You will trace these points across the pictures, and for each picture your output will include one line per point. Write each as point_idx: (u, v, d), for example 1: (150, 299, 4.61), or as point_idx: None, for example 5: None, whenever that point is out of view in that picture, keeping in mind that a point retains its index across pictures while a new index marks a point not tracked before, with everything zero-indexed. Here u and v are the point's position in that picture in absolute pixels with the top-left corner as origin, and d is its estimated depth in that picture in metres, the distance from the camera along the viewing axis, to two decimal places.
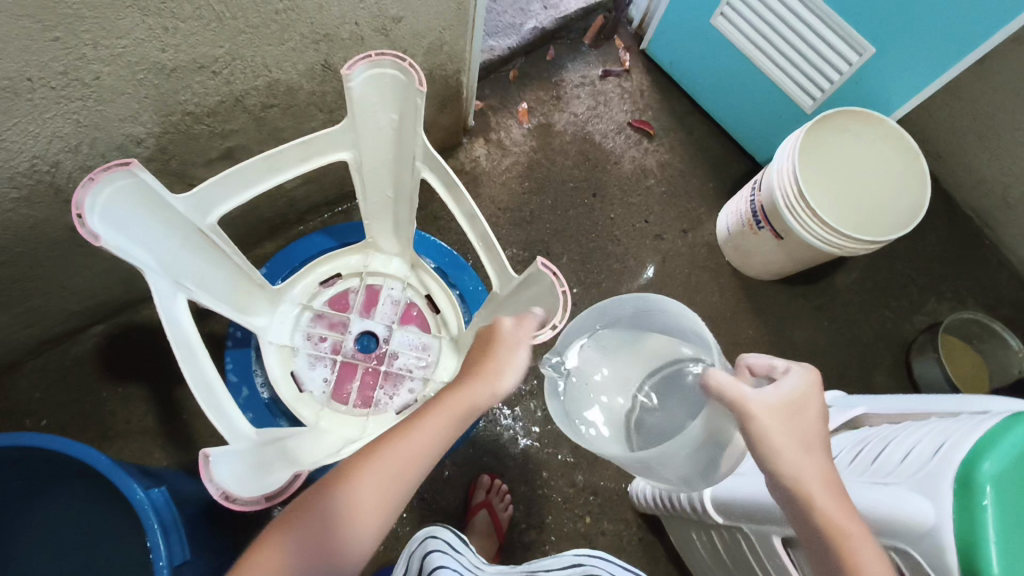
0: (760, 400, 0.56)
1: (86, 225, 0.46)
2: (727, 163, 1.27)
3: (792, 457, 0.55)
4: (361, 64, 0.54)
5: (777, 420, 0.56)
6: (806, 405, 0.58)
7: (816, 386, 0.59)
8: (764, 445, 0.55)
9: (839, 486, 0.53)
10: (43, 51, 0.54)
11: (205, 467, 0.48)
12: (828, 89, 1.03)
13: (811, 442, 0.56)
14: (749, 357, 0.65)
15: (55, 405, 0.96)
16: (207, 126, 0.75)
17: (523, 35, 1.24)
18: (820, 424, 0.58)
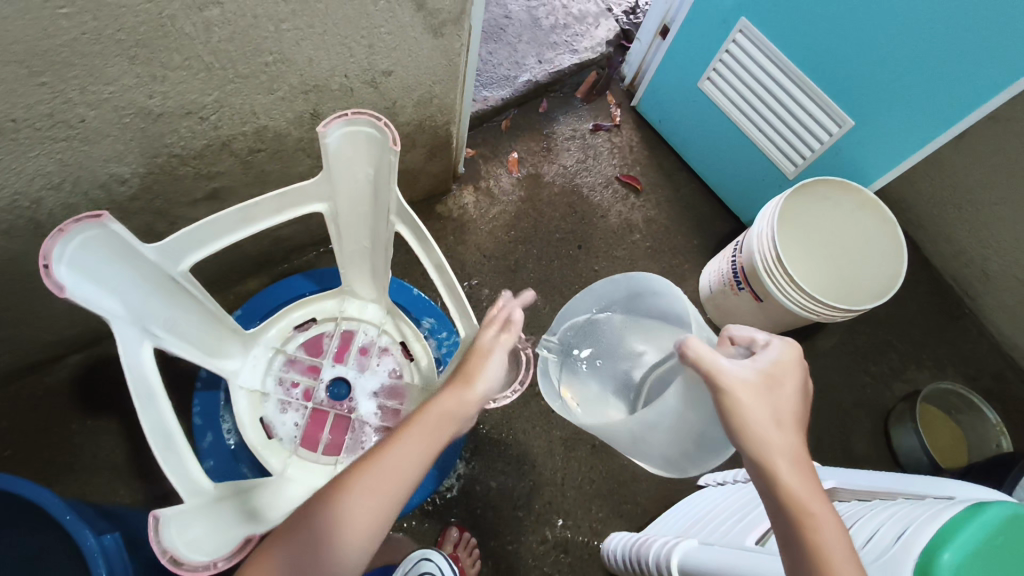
0: (735, 371, 0.54)
1: (52, 276, 0.46)
2: (712, 221, 1.29)
3: (763, 428, 0.53)
4: (336, 123, 0.55)
5: (752, 390, 0.54)
6: (786, 377, 0.57)
7: (798, 360, 0.58)
8: (735, 418, 0.53)
9: (807, 464, 0.53)
10: (29, 95, 0.55)
11: (152, 528, 0.46)
12: (809, 156, 1.06)
13: (783, 417, 0.54)
14: (732, 328, 0.65)
15: (21, 436, 0.94)
16: (193, 168, 0.76)
17: (517, 87, 1.27)
18: (799, 400, 0.56)
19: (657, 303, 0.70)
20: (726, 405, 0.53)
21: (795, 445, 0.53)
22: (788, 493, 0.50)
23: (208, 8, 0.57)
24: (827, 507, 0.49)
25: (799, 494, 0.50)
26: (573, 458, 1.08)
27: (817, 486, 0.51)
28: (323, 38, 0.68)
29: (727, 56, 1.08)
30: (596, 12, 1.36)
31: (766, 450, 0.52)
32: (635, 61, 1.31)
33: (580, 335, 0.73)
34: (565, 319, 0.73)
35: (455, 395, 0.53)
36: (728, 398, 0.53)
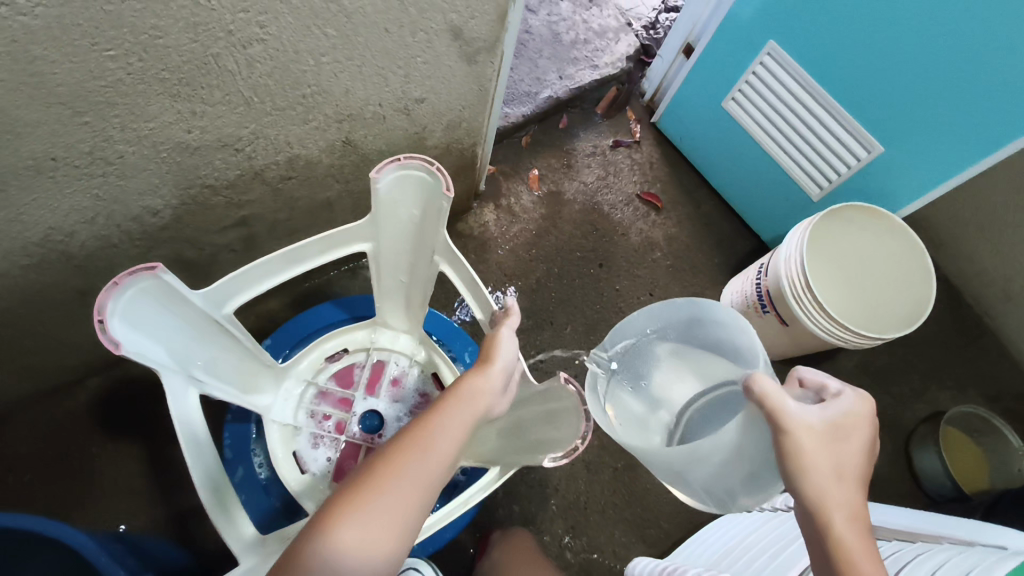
0: (808, 422, 0.52)
1: (107, 331, 0.46)
2: (733, 239, 1.29)
3: (824, 478, 0.53)
4: (389, 168, 0.56)
5: (819, 440, 0.53)
6: (852, 430, 0.56)
7: (869, 416, 0.57)
8: (797, 464, 0.52)
9: (863, 520, 0.53)
10: (70, 134, 0.54)
11: None
12: (836, 180, 1.05)
13: (845, 471, 0.54)
14: (802, 369, 0.63)
15: (42, 460, 0.94)
16: (224, 198, 0.75)
17: (538, 103, 1.26)
18: (863, 450, 0.56)
19: (721, 335, 0.63)
20: (792, 451, 0.52)
21: (851, 496, 0.54)
22: (833, 542, 0.52)
23: (251, 45, 0.56)
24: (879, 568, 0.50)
25: (852, 548, 0.51)
26: (596, 481, 1.07)
27: (868, 540, 0.52)
28: (360, 70, 0.67)
29: (752, 77, 1.07)
30: (616, 26, 1.35)
31: (825, 501, 0.53)
32: (656, 77, 1.30)
33: (632, 357, 0.65)
34: (617, 338, 0.66)
35: (478, 377, 0.56)
36: (794, 447, 0.52)
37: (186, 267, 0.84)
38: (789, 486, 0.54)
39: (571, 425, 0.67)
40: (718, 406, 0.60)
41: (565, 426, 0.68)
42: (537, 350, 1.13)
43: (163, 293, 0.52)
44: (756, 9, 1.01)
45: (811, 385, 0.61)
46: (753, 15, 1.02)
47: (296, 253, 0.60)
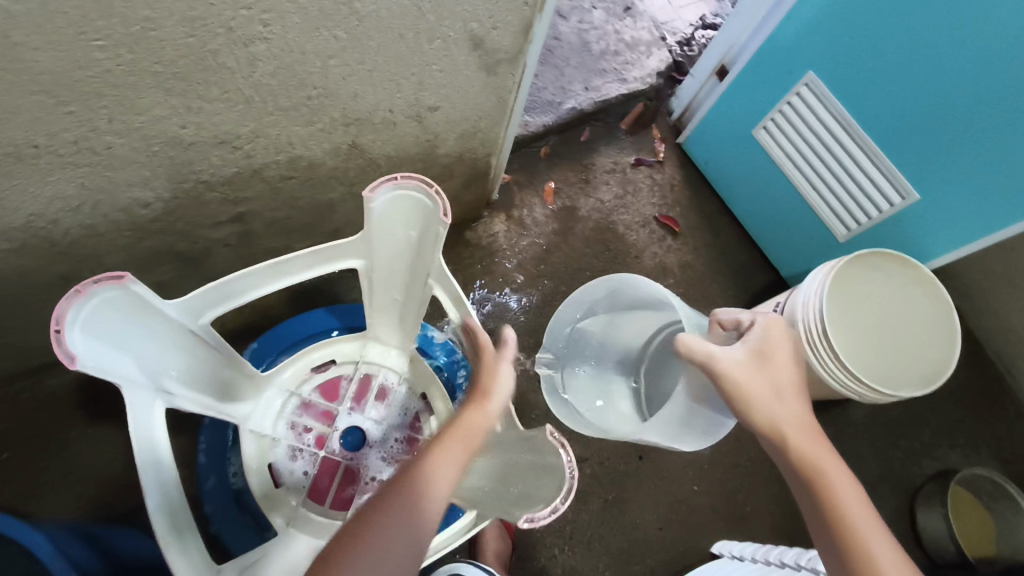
0: (729, 357, 0.62)
1: (64, 344, 0.46)
2: (750, 271, 1.24)
3: (765, 401, 0.61)
4: (384, 187, 0.56)
5: (746, 368, 0.62)
6: (776, 351, 0.65)
7: (783, 334, 0.67)
8: (741, 395, 0.61)
9: (810, 427, 0.61)
10: (53, 123, 0.51)
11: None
12: (864, 223, 1.00)
13: (781, 389, 0.62)
14: (721, 314, 0.72)
15: (18, 440, 0.91)
16: (220, 194, 0.71)
17: (560, 114, 1.21)
18: (791, 367, 0.65)
19: (634, 297, 0.71)
20: (730, 387, 0.61)
21: (796, 411, 0.62)
22: (802, 459, 0.59)
23: (254, 43, 0.52)
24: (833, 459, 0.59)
25: (810, 454, 0.59)
26: (584, 511, 1.03)
27: (821, 442, 0.61)
28: (371, 75, 0.64)
29: (786, 107, 1.02)
30: (649, 40, 1.31)
31: (775, 422, 0.61)
32: (684, 97, 1.26)
33: (571, 343, 0.75)
34: (553, 336, 0.75)
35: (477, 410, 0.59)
36: (730, 381, 0.61)
37: (179, 259, 0.81)
38: (740, 419, 0.62)
39: (554, 482, 0.64)
40: (658, 360, 0.76)
41: (548, 483, 0.64)
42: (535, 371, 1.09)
43: (130, 306, 0.52)
44: (797, 36, 0.96)
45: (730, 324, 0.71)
46: (794, 41, 0.97)
47: (282, 266, 0.61)
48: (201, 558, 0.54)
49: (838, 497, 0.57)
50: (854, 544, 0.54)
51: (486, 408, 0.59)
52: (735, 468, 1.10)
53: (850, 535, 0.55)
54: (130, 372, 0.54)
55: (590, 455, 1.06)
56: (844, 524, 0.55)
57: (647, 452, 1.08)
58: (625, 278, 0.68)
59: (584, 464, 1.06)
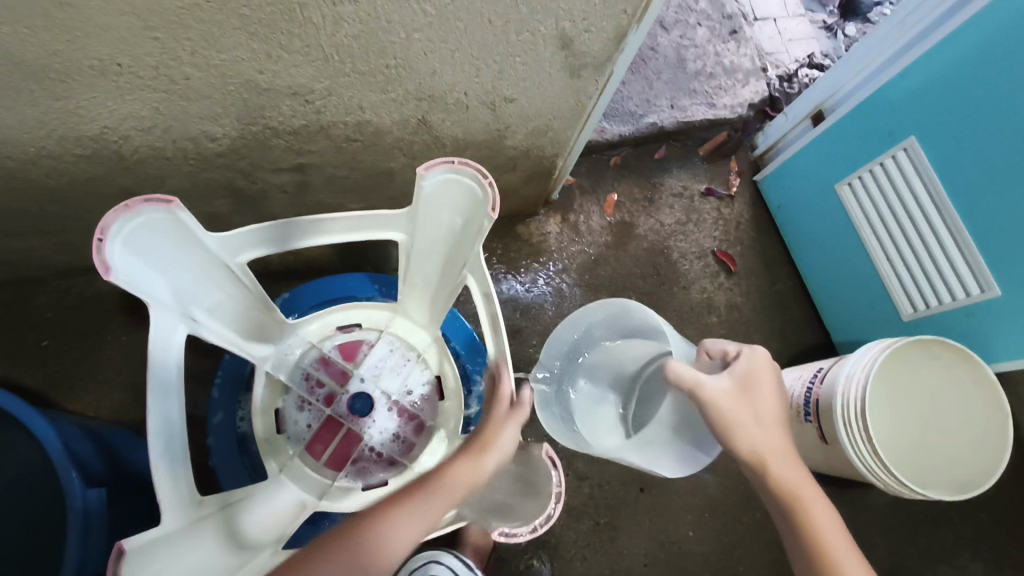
0: (716, 384, 0.59)
1: (103, 254, 0.48)
2: (799, 328, 1.18)
3: (748, 430, 0.59)
4: (439, 167, 0.56)
5: (733, 401, 0.59)
6: (761, 379, 0.62)
7: (769, 364, 0.63)
8: (723, 427, 0.58)
9: (791, 453, 0.61)
10: (138, 45, 0.52)
11: (114, 558, 0.45)
12: (933, 307, 0.94)
13: (766, 418, 0.61)
14: (709, 343, 0.67)
15: (59, 331, 0.96)
16: (285, 142, 0.72)
17: (640, 126, 1.18)
18: (776, 394, 0.62)
19: (630, 322, 0.66)
20: (713, 417, 0.58)
21: (777, 438, 0.61)
22: (784, 491, 0.60)
23: (342, 3, 0.53)
24: (809, 484, 0.61)
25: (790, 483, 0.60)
26: (572, 528, 1.02)
27: (798, 468, 0.61)
28: (453, 54, 0.63)
29: (877, 168, 0.96)
30: (749, 69, 1.26)
31: (759, 451, 0.60)
32: (773, 135, 1.20)
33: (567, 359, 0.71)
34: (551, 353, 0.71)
35: (470, 463, 0.60)
36: (714, 413, 0.58)
37: (237, 195, 0.82)
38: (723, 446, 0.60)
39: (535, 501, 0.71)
40: (652, 381, 0.67)
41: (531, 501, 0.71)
42: None
43: (177, 230, 0.53)
44: (905, 97, 0.89)
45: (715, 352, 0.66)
46: (902, 102, 0.90)
47: (321, 224, 0.61)
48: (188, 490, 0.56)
49: (818, 531, 0.59)
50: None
51: (481, 462, 0.60)
52: (737, 525, 1.06)
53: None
54: (157, 293, 0.55)
55: (591, 475, 1.04)
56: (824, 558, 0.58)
57: (648, 486, 1.05)
58: (613, 307, 0.65)
59: (584, 482, 1.04)
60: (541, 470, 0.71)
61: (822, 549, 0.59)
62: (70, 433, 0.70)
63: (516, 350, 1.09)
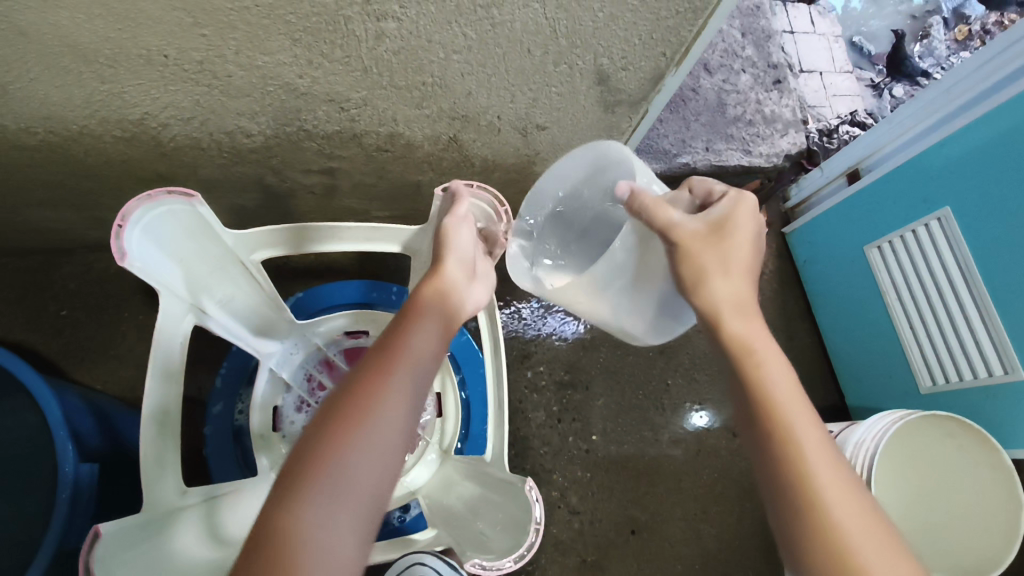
0: (688, 223, 0.55)
1: (120, 239, 0.49)
2: (812, 386, 1.16)
3: (708, 274, 0.55)
4: (461, 189, 0.67)
5: (702, 241, 0.55)
6: (739, 225, 0.57)
7: (752, 210, 0.58)
8: (691, 270, 0.55)
9: (751, 307, 0.55)
10: (185, 40, 0.54)
11: (88, 542, 0.47)
12: (953, 382, 0.92)
13: (730, 265, 0.55)
14: (695, 180, 0.64)
15: (80, 303, 0.98)
16: (317, 145, 0.73)
17: (672, 165, 1.17)
18: (750, 243, 0.57)
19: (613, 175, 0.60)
20: (681, 258, 0.55)
21: (740, 287, 0.56)
22: (733, 341, 0.54)
23: (385, 19, 0.54)
24: (766, 338, 0.54)
25: (746, 334, 0.54)
26: (557, 562, 1.00)
27: (756, 322, 0.55)
28: (489, 79, 0.64)
29: (908, 234, 0.94)
30: (789, 119, 1.25)
31: (714, 303, 0.55)
32: (806, 189, 1.19)
33: (554, 216, 0.65)
34: (535, 201, 0.64)
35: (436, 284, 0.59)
36: (680, 249, 0.54)
37: (266, 191, 0.84)
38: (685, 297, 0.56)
39: (507, 540, 0.62)
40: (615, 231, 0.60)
41: (504, 539, 0.62)
42: (558, 410, 1.06)
43: (194, 221, 0.55)
44: (944, 165, 0.88)
45: (698, 190, 0.63)
46: (939, 171, 0.89)
47: (338, 231, 0.64)
48: (176, 481, 0.58)
49: (769, 376, 0.52)
50: (784, 428, 0.49)
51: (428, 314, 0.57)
52: None
53: (779, 439, 0.49)
54: (166, 282, 0.57)
55: (583, 510, 1.03)
56: (775, 408, 0.50)
57: (640, 529, 1.03)
58: (610, 147, 0.57)
59: (575, 517, 1.02)
60: (520, 504, 0.61)
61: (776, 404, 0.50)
62: (73, 406, 0.71)
63: (522, 373, 1.08)
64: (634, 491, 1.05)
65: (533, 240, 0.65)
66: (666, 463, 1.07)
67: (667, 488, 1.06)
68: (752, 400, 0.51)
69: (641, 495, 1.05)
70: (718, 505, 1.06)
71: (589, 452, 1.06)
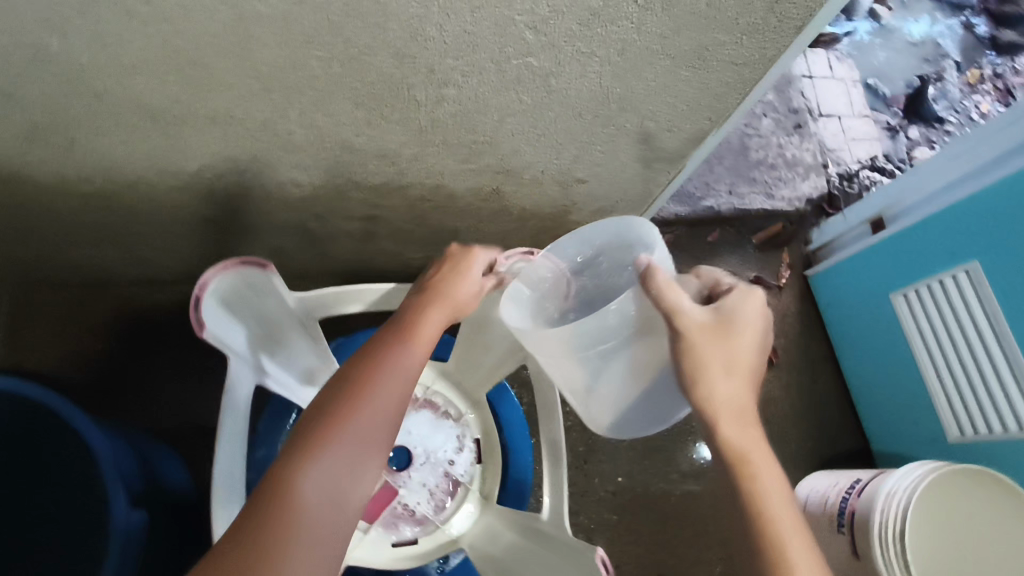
0: (693, 313, 0.55)
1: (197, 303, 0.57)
2: (835, 430, 1.16)
3: (708, 376, 0.55)
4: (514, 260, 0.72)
5: (706, 333, 0.55)
6: (747, 323, 0.56)
7: (761, 308, 0.58)
8: (690, 366, 0.55)
9: (752, 414, 0.55)
10: (253, 102, 0.56)
11: None
12: (982, 434, 0.92)
13: (734, 368, 0.55)
14: (705, 269, 0.65)
15: (118, 339, 1.00)
16: (363, 195, 0.75)
17: (697, 208, 1.21)
18: (758, 345, 0.57)
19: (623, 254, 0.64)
20: (681, 349, 0.55)
21: (742, 391, 0.55)
22: (729, 451, 0.53)
23: (446, 87, 0.56)
24: (761, 445, 0.54)
25: (739, 437, 0.53)
26: None
27: (754, 425, 0.55)
28: (538, 138, 0.66)
29: (936, 284, 0.95)
30: (810, 163, 1.29)
31: (711, 402, 0.55)
32: (829, 233, 1.21)
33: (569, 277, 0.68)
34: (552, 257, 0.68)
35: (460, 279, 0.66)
36: (680, 342, 0.55)
37: (307, 235, 0.86)
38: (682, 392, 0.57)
39: None
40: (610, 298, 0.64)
41: None
42: (585, 451, 1.07)
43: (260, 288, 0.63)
44: (972, 218, 0.89)
45: (707, 278, 0.63)
46: (967, 225, 0.90)
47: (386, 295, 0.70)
48: None
49: (759, 487, 0.51)
50: (772, 544, 0.48)
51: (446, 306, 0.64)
52: None
53: (768, 551, 0.48)
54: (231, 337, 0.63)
55: (610, 553, 1.03)
56: (762, 521, 0.49)
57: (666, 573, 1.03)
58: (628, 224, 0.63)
59: None
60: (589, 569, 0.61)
61: (764, 517, 0.50)
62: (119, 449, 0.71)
63: None
64: (660, 534, 1.05)
65: (536, 294, 0.68)
66: (691, 506, 1.07)
67: (693, 531, 1.06)
68: (745, 504, 0.51)
69: (666, 538, 1.05)
70: None
71: (614, 494, 1.06)
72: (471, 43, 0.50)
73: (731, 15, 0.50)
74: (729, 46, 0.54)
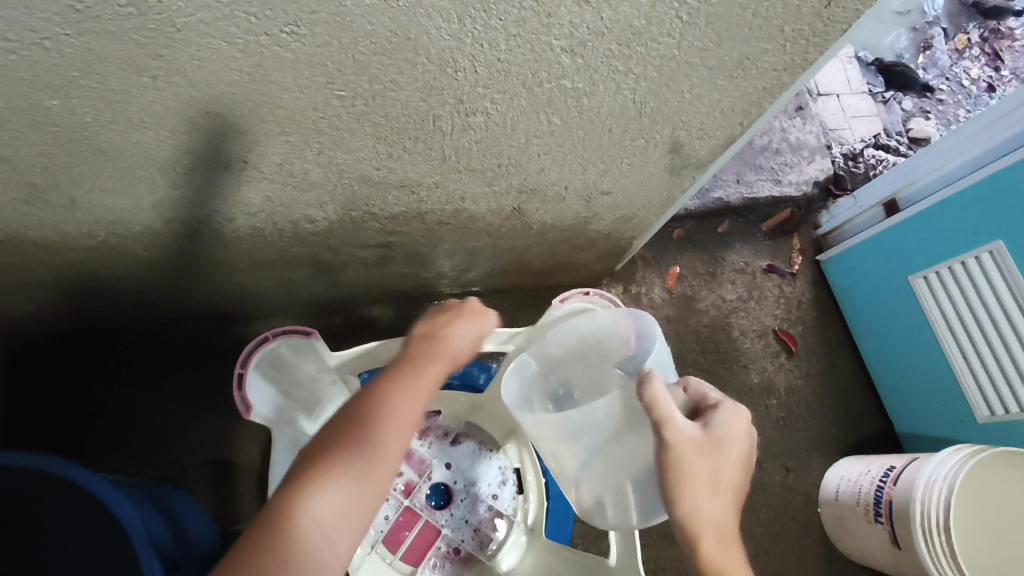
0: (683, 427, 0.52)
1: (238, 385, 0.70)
2: (858, 414, 1.16)
3: (693, 491, 0.52)
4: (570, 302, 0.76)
5: (693, 449, 0.52)
6: (732, 442, 0.54)
7: (746, 428, 0.55)
8: (674, 478, 0.52)
9: (733, 536, 0.53)
10: (269, 146, 0.52)
11: None
12: (1012, 414, 0.91)
13: (719, 486, 0.52)
14: (692, 380, 0.61)
15: (122, 384, 0.96)
16: (380, 225, 0.72)
17: (705, 201, 1.18)
18: (742, 467, 0.54)
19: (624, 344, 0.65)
20: (668, 464, 0.52)
21: (722, 509, 0.53)
22: (710, 571, 0.50)
23: (474, 115, 0.53)
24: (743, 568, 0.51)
25: (720, 558, 0.51)
26: None
27: (733, 542, 0.52)
28: (565, 157, 0.63)
29: (958, 266, 0.94)
30: (815, 146, 1.27)
31: (693, 518, 0.52)
32: (838, 217, 1.19)
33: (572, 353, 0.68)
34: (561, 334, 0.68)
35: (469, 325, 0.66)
36: (667, 455, 0.52)
37: (319, 266, 0.82)
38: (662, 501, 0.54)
39: None
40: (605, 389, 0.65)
41: None
42: None
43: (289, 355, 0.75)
44: (995, 198, 0.88)
45: (694, 391, 0.60)
46: (989, 205, 0.89)
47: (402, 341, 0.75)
48: None
49: None
50: None
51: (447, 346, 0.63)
52: None
53: None
54: (262, 401, 0.73)
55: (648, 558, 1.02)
56: None
57: None
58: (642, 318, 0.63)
59: None
60: None
61: None
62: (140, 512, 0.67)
63: None
64: None
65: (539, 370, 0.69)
66: None
67: None
68: None
69: None
70: (777, 542, 1.06)
71: None
72: (504, 71, 0.47)
73: (775, 23, 0.47)
74: (771, 55, 0.51)
